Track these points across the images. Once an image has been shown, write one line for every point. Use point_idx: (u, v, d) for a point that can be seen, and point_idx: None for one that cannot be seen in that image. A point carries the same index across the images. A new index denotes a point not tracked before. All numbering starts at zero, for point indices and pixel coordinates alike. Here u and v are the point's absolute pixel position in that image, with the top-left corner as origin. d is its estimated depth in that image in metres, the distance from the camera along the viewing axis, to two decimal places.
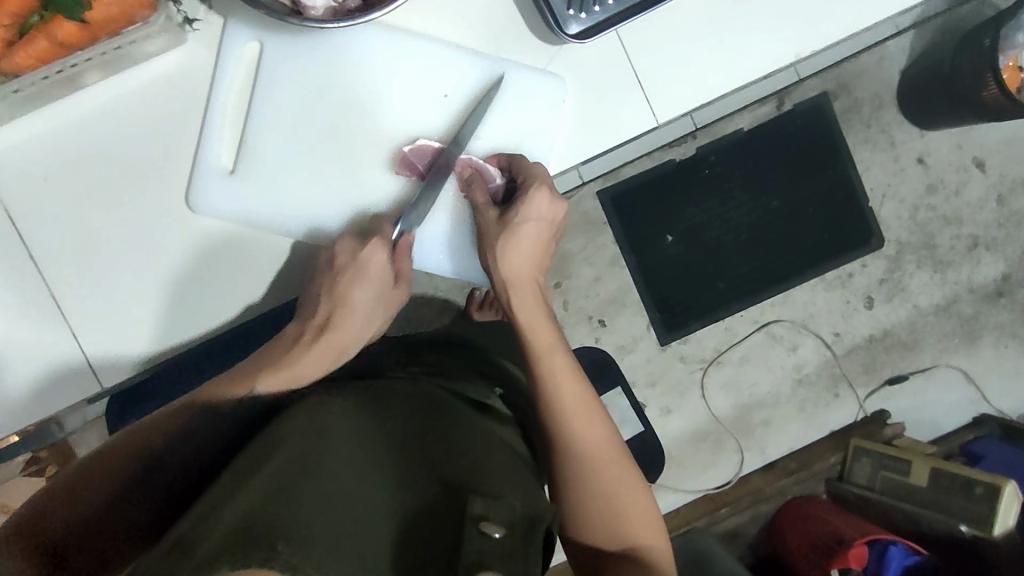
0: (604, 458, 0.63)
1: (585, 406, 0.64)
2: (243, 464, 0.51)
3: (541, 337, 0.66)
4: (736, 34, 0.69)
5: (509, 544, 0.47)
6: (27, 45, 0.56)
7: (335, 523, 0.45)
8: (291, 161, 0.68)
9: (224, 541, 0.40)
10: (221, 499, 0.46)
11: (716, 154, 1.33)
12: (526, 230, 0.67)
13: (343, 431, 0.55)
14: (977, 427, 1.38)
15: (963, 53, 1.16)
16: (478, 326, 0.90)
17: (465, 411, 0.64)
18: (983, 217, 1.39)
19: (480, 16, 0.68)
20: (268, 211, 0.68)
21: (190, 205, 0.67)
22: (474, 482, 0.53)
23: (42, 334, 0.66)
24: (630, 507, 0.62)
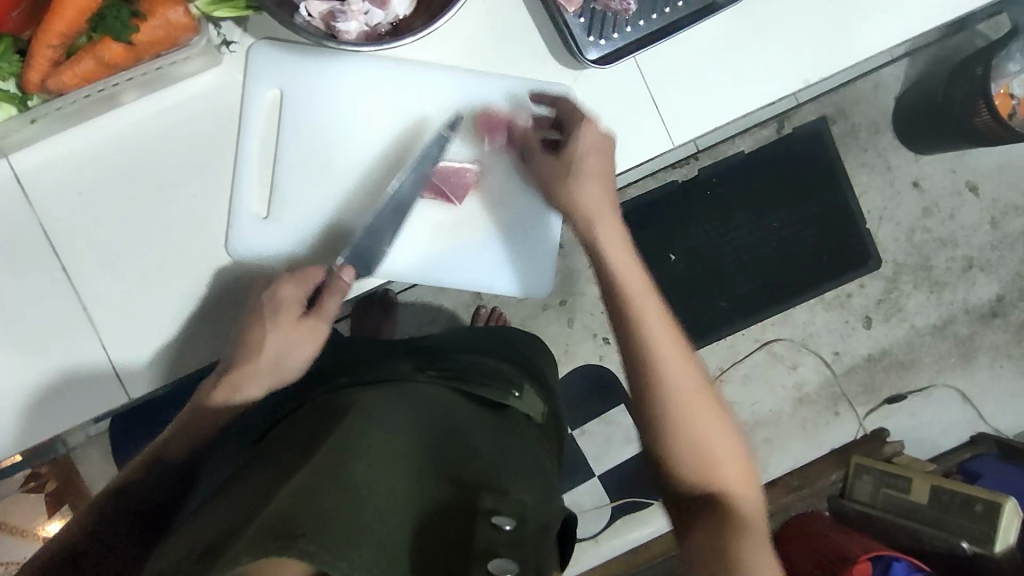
0: (696, 408, 0.61)
1: (680, 355, 0.63)
2: (274, 472, 0.54)
3: (633, 284, 0.65)
4: (750, 61, 0.70)
5: (520, 534, 0.52)
6: (74, 66, 0.60)
7: (361, 511, 0.48)
8: (321, 200, 0.69)
9: (251, 538, 0.43)
10: (255, 503, 0.50)
11: (718, 176, 1.36)
12: (586, 178, 0.66)
13: (367, 426, 0.57)
14: (974, 446, 1.40)
15: (955, 82, 1.21)
16: (494, 333, 0.92)
17: (478, 416, 0.67)
18: (977, 240, 1.43)
19: (500, 43, 0.70)
20: (305, 249, 0.70)
21: (231, 251, 0.69)
22: (485, 482, 0.57)
23: (68, 346, 0.67)
24: (719, 453, 0.60)
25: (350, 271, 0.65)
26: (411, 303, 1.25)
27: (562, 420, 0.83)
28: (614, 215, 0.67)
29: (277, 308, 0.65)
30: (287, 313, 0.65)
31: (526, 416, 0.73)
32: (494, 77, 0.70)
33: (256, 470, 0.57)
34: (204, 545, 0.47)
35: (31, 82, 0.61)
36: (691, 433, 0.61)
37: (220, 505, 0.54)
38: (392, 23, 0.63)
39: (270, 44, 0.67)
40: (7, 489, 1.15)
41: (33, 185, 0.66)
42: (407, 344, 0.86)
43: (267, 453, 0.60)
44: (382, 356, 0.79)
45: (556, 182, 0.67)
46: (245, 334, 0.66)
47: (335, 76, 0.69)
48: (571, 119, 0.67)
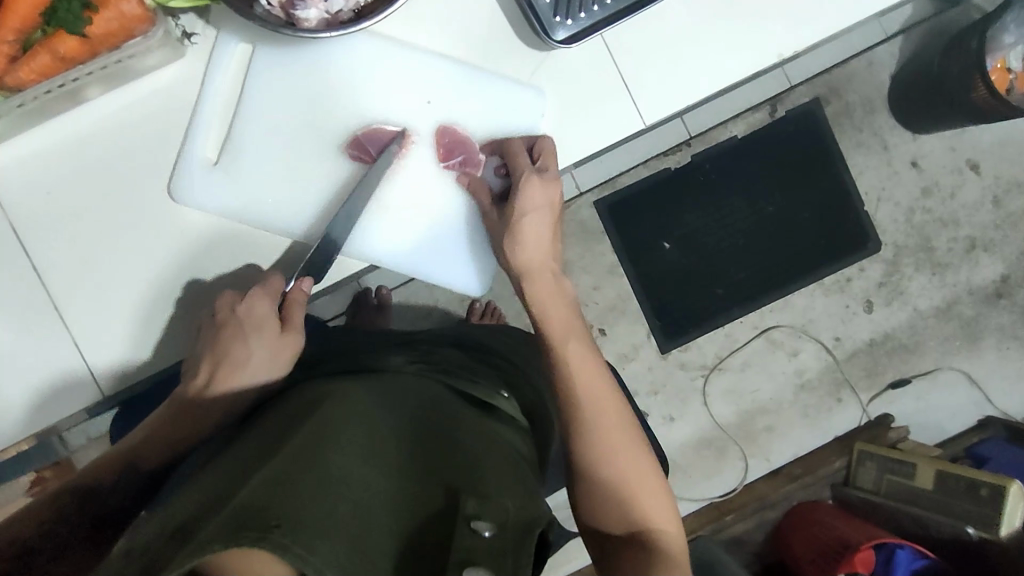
0: (619, 444, 0.62)
1: (603, 392, 0.64)
2: (253, 456, 0.52)
3: (558, 328, 0.66)
4: (725, 37, 0.69)
5: (499, 544, 0.47)
6: (30, 60, 0.58)
7: (337, 506, 0.45)
8: (275, 155, 0.68)
9: (219, 528, 0.41)
10: (229, 485, 0.48)
11: (711, 161, 1.34)
12: (531, 222, 0.67)
13: (347, 420, 0.54)
14: (982, 429, 1.37)
15: (951, 57, 1.18)
16: (492, 333, 0.91)
17: (468, 412, 0.64)
18: (980, 219, 1.40)
19: (468, 27, 0.68)
20: (244, 209, 0.68)
21: (171, 192, 0.67)
22: (470, 482, 0.53)
23: (44, 344, 0.68)
24: (642, 490, 0.60)
25: (309, 281, 0.66)
26: (404, 299, 1.25)
27: (550, 429, 0.80)
28: (551, 261, 0.69)
29: (250, 320, 0.64)
30: (266, 329, 0.64)
31: (514, 419, 0.71)
32: (463, 63, 0.69)
33: (231, 453, 0.55)
34: (171, 525, 0.46)
35: None
36: (611, 471, 0.61)
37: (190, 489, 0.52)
38: (354, 10, 0.61)
39: (233, 23, 0.66)
40: None
41: (4, 182, 0.66)
42: (397, 336, 0.85)
43: (241, 437, 0.57)
44: (369, 347, 0.77)
45: (496, 239, 0.69)
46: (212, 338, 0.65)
47: (299, 62, 0.67)
48: (542, 165, 0.68)
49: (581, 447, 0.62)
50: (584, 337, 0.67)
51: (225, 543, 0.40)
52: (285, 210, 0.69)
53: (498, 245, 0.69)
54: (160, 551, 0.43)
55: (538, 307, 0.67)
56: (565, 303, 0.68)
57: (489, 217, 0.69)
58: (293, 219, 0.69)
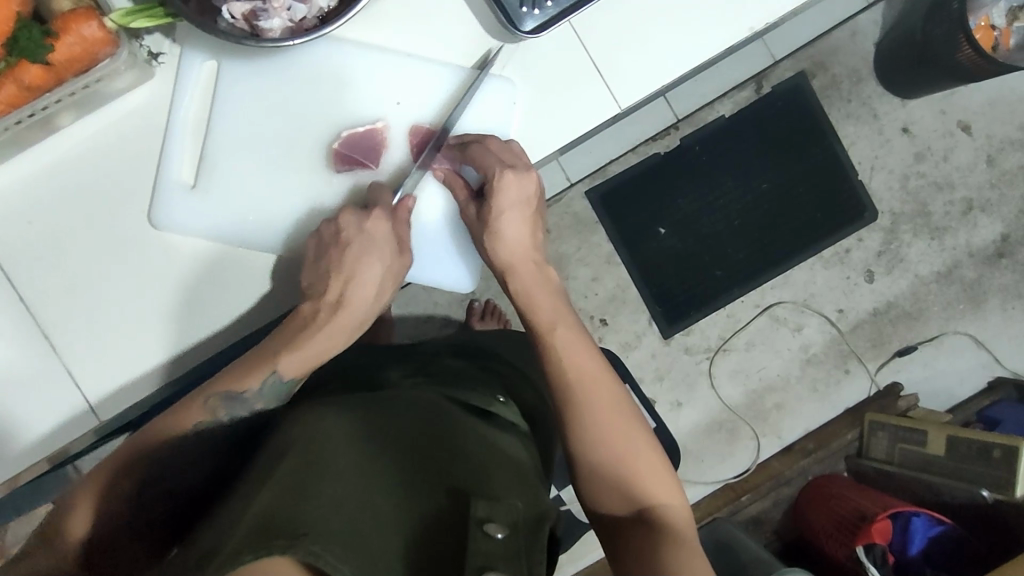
0: (615, 424, 0.62)
1: (594, 375, 0.64)
2: (251, 479, 0.51)
3: (545, 317, 0.68)
4: (695, 16, 0.68)
5: (513, 545, 0.46)
6: None
7: (344, 522, 0.45)
8: (253, 175, 0.68)
9: (245, 541, 0.41)
10: (237, 504, 0.47)
11: (701, 143, 1.33)
12: (508, 220, 0.68)
13: (350, 437, 0.54)
14: (993, 392, 1.36)
15: (933, 19, 1.16)
16: (491, 338, 0.90)
17: (468, 420, 0.63)
18: (975, 180, 1.39)
19: (435, 25, 0.68)
20: (228, 228, 0.68)
21: (153, 221, 0.67)
22: (478, 486, 0.52)
23: (37, 374, 0.67)
24: (642, 465, 0.60)
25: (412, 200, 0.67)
26: (401, 304, 1.25)
27: (554, 431, 0.79)
28: (534, 255, 0.70)
29: (368, 240, 0.66)
30: (385, 250, 0.66)
31: (514, 424, 0.70)
32: (432, 61, 0.68)
33: (238, 473, 0.54)
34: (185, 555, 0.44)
35: None
36: (609, 450, 0.61)
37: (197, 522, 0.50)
38: (318, 16, 0.61)
39: (196, 38, 0.66)
40: None
41: None
42: (398, 348, 0.85)
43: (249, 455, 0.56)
44: (369, 363, 0.77)
45: (477, 232, 0.69)
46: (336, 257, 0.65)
47: (267, 73, 0.67)
48: (510, 161, 0.67)
49: (577, 433, 0.62)
50: (573, 320, 0.68)
51: (257, 553, 0.40)
52: (268, 226, 0.68)
53: (480, 243, 0.70)
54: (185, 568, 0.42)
55: (522, 300, 0.69)
56: (551, 289, 0.70)
57: (467, 209, 0.69)
58: (280, 235, 0.69)
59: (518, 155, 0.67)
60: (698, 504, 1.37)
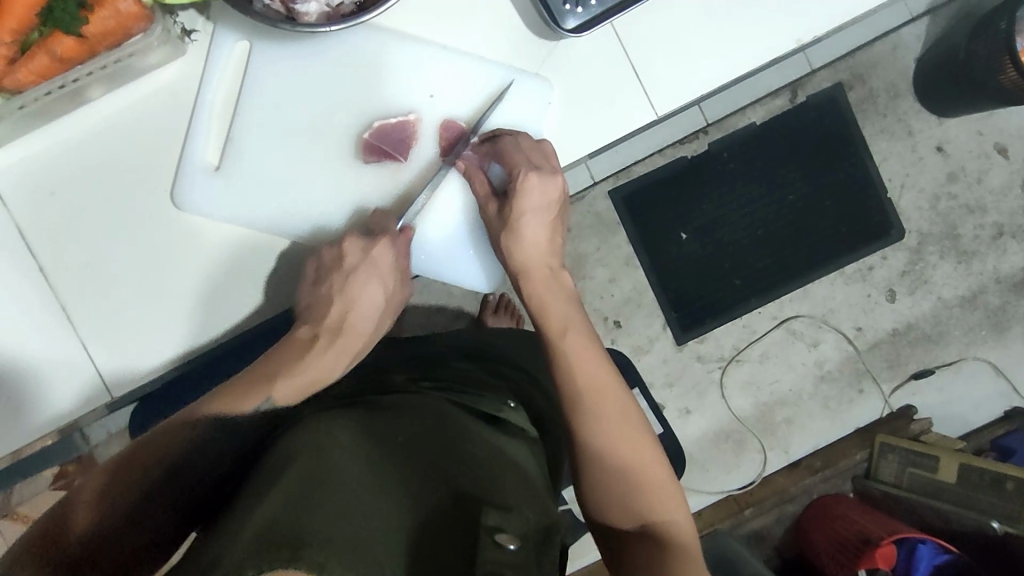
0: (623, 435, 0.61)
1: (604, 385, 0.62)
2: (256, 482, 0.50)
3: (557, 323, 0.65)
4: (739, 24, 0.66)
5: (523, 557, 0.47)
6: (28, 63, 0.56)
7: (352, 530, 0.44)
8: (279, 161, 0.68)
9: (249, 548, 0.39)
10: (244, 509, 0.46)
11: (730, 149, 1.31)
12: (529, 222, 0.66)
13: (358, 443, 0.53)
14: (1009, 421, 1.34)
15: (977, 39, 1.13)
16: (502, 338, 0.90)
17: (474, 427, 0.62)
18: (1008, 205, 1.36)
19: (474, 17, 0.66)
20: (249, 213, 0.67)
21: (175, 200, 0.66)
22: (488, 494, 0.52)
23: (52, 346, 0.67)
24: (648, 478, 0.60)
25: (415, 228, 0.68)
26: (415, 292, 1.24)
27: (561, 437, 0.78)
28: (551, 259, 0.68)
29: (373, 267, 0.67)
30: (385, 277, 0.68)
31: (523, 430, 0.69)
32: (468, 55, 0.67)
33: (245, 477, 0.53)
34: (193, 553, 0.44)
35: None
36: (616, 462, 0.60)
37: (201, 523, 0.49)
38: (355, 3, 0.60)
39: (231, 16, 0.65)
40: (38, 489, 1.21)
41: (9, 184, 0.65)
42: (407, 349, 0.85)
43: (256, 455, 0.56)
44: (376, 367, 0.77)
45: (495, 235, 0.68)
46: (336, 286, 0.66)
47: (301, 57, 0.66)
48: (538, 162, 0.65)
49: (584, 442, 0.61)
50: (585, 324, 0.66)
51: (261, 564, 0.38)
52: (292, 214, 0.68)
53: (496, 242, 0.68)
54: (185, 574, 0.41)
55: (535, 302, 0.67)
56: (567, 291, 0.68)
57: (488, 206, 0.67)
58: (302, 223, 0.68)
59: (546, 155, 0.66)
60: (700, 513, 1.36)
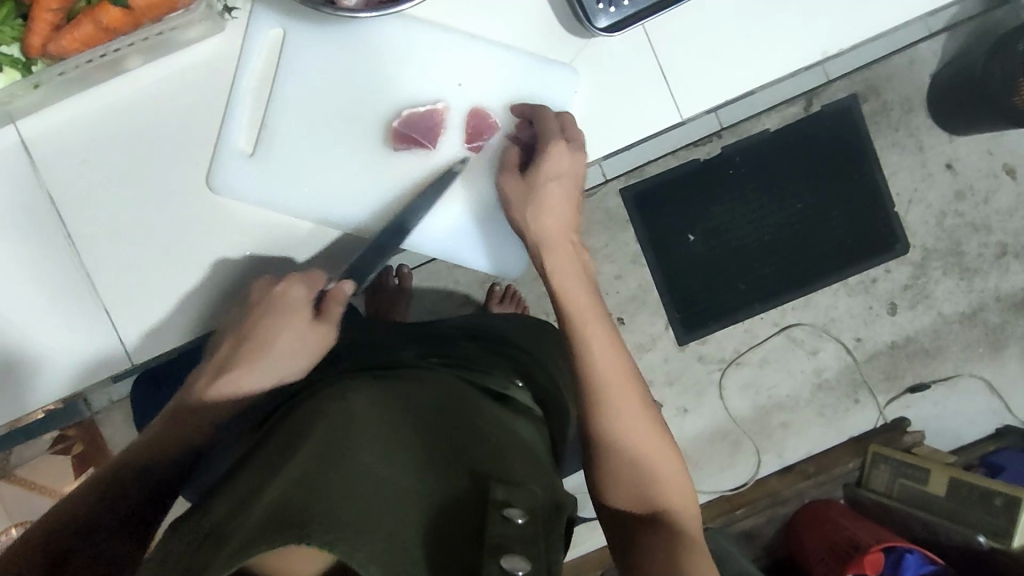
0: (636, 423, 0.61)
1: (622, 375, 0.62)
2: (275, 460, 0.53)
3: (576, 303, 0.64)
4: (767, 32, 0.68)
5: (531, 530, 0.49)
6: (74, 29, 0.58)
7: (362, 504, 0.45)
8: (310, 146, 0.68)
9: (259, 530, 0.42)
10: (260, 488, 0.49)
11: (741, 154, 1.32)
12: (552, 195, 0.66)
13: (373, 416, 0.55)
14: (1000, 438, 1.37)
15: (994, 59, 1.14)
16: (504, 322, 0.91)
17: (485, 404, 0.64)
18: (1013, 225, 1.37)
19: (507, 10, 0.68)
20: (280, 195, 0.69)
21: (210, 185, 0.68)
22: (498, 472, 0.54)
23: (76, 311, 0.68)
24: (657, 464, 0.60)
25: (349, 287, 0.66)
26: (423, 278, 1.25)
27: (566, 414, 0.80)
28: (571, 235, 0.68)
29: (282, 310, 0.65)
30: (298, 314, 0.64)
31: (529, 408, 0.71)
32: (497, 45, 0.68)
33: (260, 455, 0.56)
34: (210, 528, 0.49)
35: (32, 46, 0.60)
36: (631, 447, 0.60)
37: (227, 490, 0.53)
38: None
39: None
40: (40, 451, 1.26)
41: (41, 148, 0.66)
42: (415, 328, 0.86)
43: (271, 433, 0.59)
44: (386, 341, 0.79)
45: (517, 207, 0.67)
46: (254, 322, 0.65)
47: (333, 41, 0.67)
48: (567, 135, 0.67)
49: (596, 426, 0.61)
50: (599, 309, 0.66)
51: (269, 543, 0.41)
52: (320, 198, 0.69)
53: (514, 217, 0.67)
54: (200, 556, 0.45)
55: (555, 284, 0.65)
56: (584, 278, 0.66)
57: (511, 175, 0.68)
58: (329, 206, 0.69)
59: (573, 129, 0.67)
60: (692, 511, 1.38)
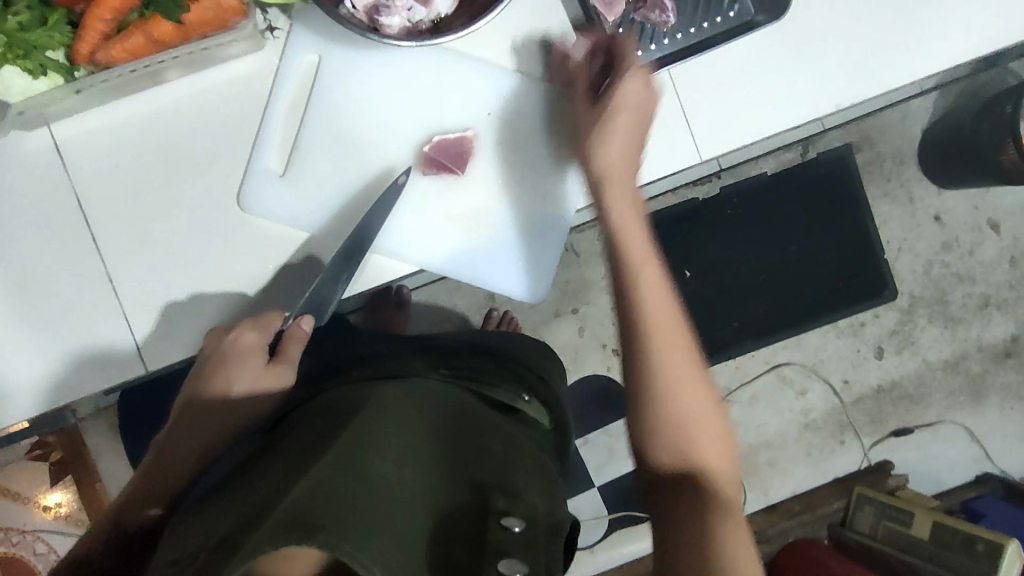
0: (690, 377, 0.61)
1: (676, 322, 0.62)
2: (285, 468, 0.53)
3: (636, 246, 0.64)
4: (782, 82, 0.71)
5: (531, 537, 0.49)
6: (124, 41, 0.60)
7: (370, 510, 0.45)
8: (339, 167, 0.70)
9: (270, 529, 0.42)
10: (270, 495, 0.49)
11: (740, 195, 1.36)
12: (613, 138, 0.65)
13: (382, 420, 0.55)
14: (979, 485, 1.40)
15: (984, 117, 1.20)
16: (498, 336, 0.89)
17: (491, 417, 0.64)
18: (995, 278, 1.42)
19: (537, 45, 0.70)
20: (307, 213, 0.70)
21: (241, 202, 0.69)
22: (500, 484, 0.54)
23: (94, 315, 0.69)
24: (706, 426, 0.60)
25: (307, 321, 0.68)
26: (423, 300, 1.26)
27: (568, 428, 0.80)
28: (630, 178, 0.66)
29: (235, 351, 0.67)
30: (253, 361, 0.67)
31: (537, 424, 0.72)
32: (526, 77, 0.70)
33: (271, 462, 0.56)
34: (220, 534, 0.48)
35: (80, 53, 0.60)
36: (687, 401, 0.60)
37: (237, 495, 0.53)
38: (433, 22, 0.64)
39: (314, 19, 0.68)
40: (17, 456, 1.23)
41: (75, 153, 0.67)
42: (418, 343, 0.85)
43: (281, 442, 0.59)
44: (392, 353, 0.78)
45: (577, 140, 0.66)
46: (214, 367, 0.67)
47: (368, 65, 0.69)
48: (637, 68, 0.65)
49: (651, 370, 0.61)
50: (653, 247, 0.66)
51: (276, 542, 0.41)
52: (346, 217, 0.70)
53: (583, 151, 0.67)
54: (210, 561, 0.45)
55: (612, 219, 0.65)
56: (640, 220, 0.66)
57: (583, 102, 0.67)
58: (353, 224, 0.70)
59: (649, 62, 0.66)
60: None
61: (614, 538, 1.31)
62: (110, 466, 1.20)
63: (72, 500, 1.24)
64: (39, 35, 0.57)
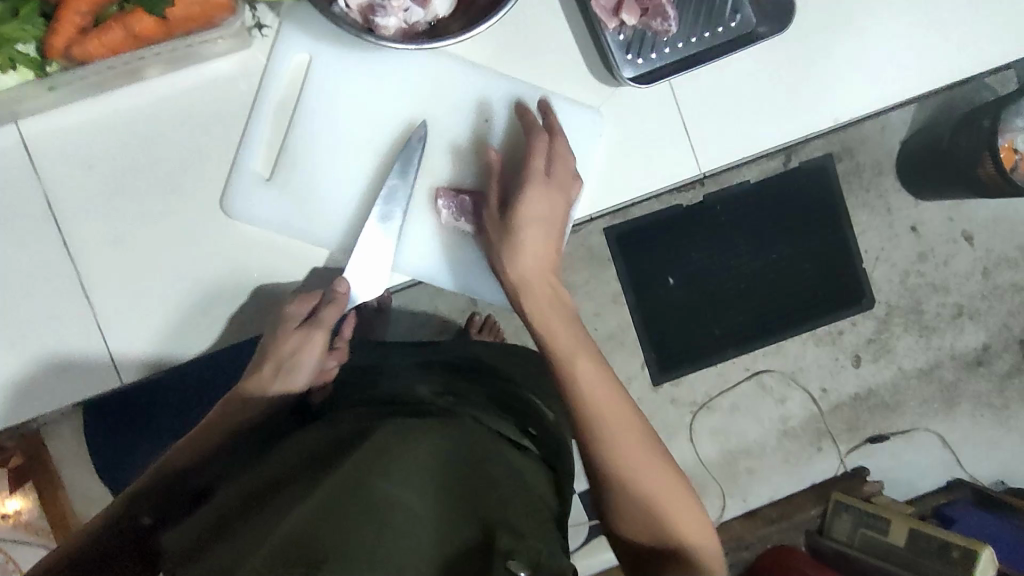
0: (641, 460, 0.62)
1: (615, 402, 0.63)
2: (290, 493, 0.49)
3: (563, 343, 0.65)
4: (779, 95, 0.71)
5: None
6: (102, 35, 0.57)
7: (371, 548, 0.42)
8: (329, 173, 0.67)
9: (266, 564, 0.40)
10: (272, 519, 0.46)
11: (724, 204, 1.35)
12: (528, 232, 0.66)
13: (397, 447, 0.52)
14: (950, 491, 1.42)
15: (961, 132, 1.22)
16: (487, 349, 0.84)
17: (500, 447, 0.61)
18: (968, 288, 1.45)
19: (534, 52, 0.68)
20: (296, 220, 0.67)
21: (226, 208, 0.66)
22: (508, 523, 0.50)
23: (64, 324, 0.65)
24: (667, 498, 0.62)
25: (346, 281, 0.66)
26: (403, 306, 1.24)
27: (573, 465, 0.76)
28: (550, 274, 0.68)
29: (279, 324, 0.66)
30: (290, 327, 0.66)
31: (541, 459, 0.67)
32: (524, 85, 0.69)
33: (274, 485, 0.52)
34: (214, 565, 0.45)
35: (53, 48, 0.57)
36: (644, 484, 0.61)
37: (237, 516, 0.50)
38: (430, 23, 0.62)
39: (305, 15, 0.65)
40: None
41: (46, 153, 0.64)
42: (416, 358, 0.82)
43: (279, 469, 0.55)
44: (388, 372, 0.73)
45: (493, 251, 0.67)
46: (270, 339, 0.68)
47: (361, 67, 0.66)
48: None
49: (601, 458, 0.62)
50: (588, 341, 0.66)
51: None
52: (337, 226, 0.68)
53: (493, 255, 0.67)
54: None
55: (541, 328, 0.66)
56: (568, 314, 0.67)
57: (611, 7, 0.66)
58: (345, 234, 0.68)
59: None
60: None
61: (594, 546, 1.31)
62: (72, 474, 1.15)
63: (32, 507, 1.19)
64: (11, 28, 0.56)
